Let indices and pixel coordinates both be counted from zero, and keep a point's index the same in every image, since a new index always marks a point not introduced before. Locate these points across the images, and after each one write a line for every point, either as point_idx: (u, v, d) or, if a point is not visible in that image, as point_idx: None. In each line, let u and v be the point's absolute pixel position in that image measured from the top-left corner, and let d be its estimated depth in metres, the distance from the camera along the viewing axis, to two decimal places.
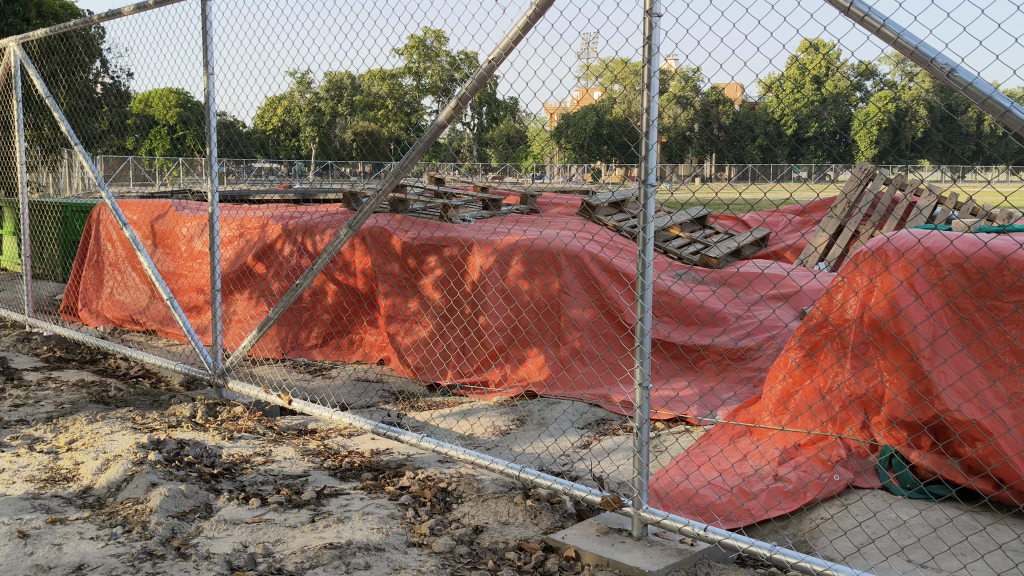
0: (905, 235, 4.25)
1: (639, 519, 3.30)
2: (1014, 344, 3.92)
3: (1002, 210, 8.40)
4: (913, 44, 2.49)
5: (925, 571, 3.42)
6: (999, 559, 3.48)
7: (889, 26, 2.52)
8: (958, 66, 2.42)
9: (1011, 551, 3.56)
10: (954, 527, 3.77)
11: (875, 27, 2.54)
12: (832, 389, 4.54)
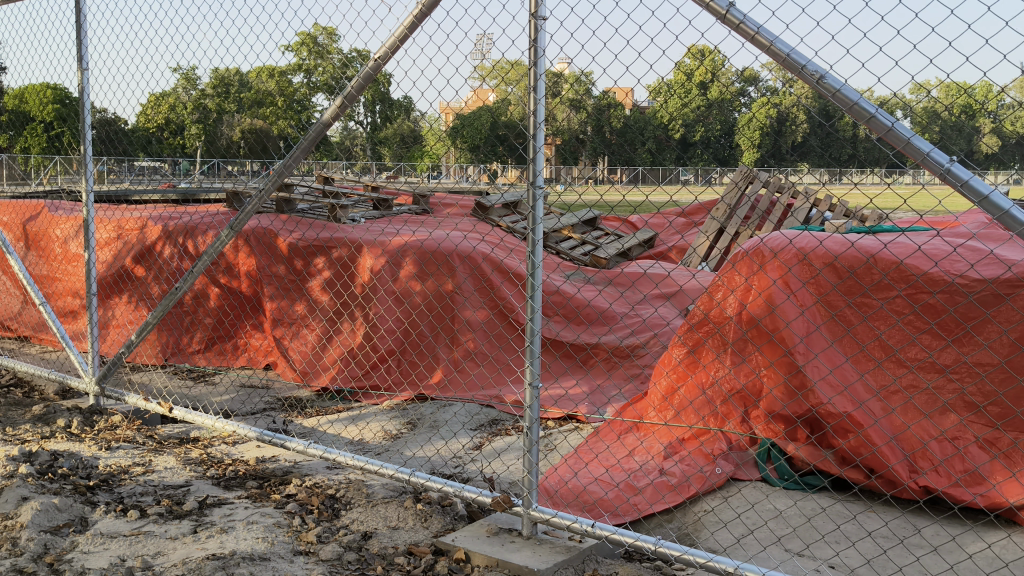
0: (778, 236, 4.41)
1: (529, 519, 3.32)
2: (880, 340, 4.13)
3: (871, 211, 8.84)
4: (785, 52, 2.56)
5: (801, 559, 3.56)
6: (868, 545, 3.66)
7: (763, 34, 2.59)
8: (828, 72, 2.48)
9: (879, 537, 3.75)
10: (827, 517, 3.95)
11: (750, 34, 2.62)
12: (712, 384, 4.67)
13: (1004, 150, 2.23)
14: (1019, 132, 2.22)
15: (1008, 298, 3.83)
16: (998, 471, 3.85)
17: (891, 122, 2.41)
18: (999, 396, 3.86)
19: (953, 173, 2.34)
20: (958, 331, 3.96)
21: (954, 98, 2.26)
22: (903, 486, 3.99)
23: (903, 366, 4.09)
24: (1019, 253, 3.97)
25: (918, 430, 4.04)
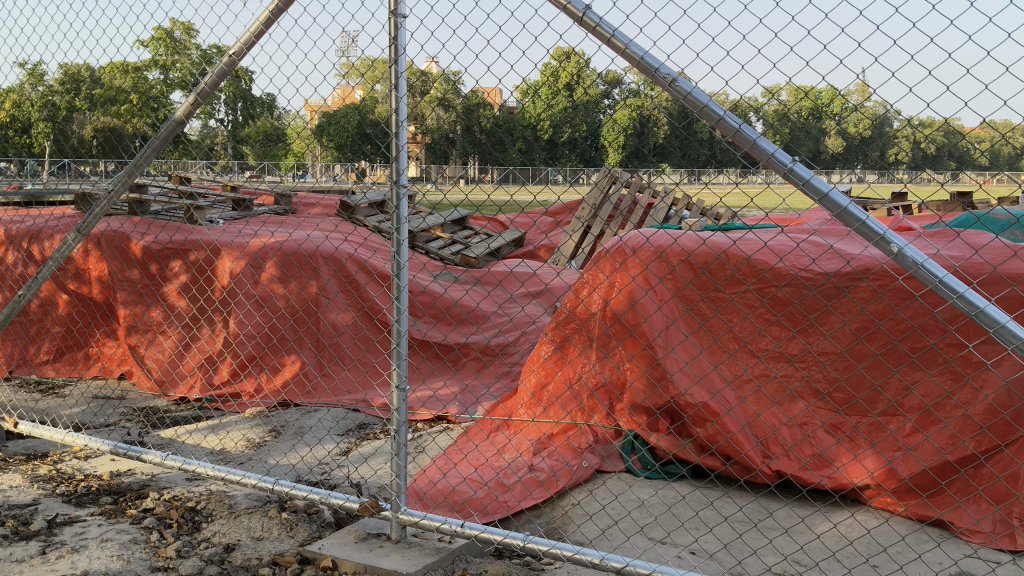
0: (637, 234, 4.52)
1: (398, 522, 3.29)
2: (731, 333, 4.31)
3: (727, 210, 9.21)
4: (640, 54, 2.57)
5: (663, 546, 3.68)
6: (724, 529, 3.82)
7: (617, 36, 2.63)
8: (678, 75, 2.48)
9: (735, 521, 3.92)
10: (686, 504, 4.09)
11: (606, 36, 2.66)
12: (578, 379, 4.78)
13: (848, 150, 2.37)
14: (862, 133, 2.34)
15: (847, 291, 4.04)
16: (841, 454, 4.10)
17: (739, 124, 2.43)
18: (840, 383, 4.10)
19: (795, 172, 2.39)
20: (802, 322, 4.17)
21: (803, 101, 2.39)
22: (756, 472, 4.19)
23: (753, 356, 4.28)
24: (856, 247, 4.16)
25: (769, 418, 4.25)
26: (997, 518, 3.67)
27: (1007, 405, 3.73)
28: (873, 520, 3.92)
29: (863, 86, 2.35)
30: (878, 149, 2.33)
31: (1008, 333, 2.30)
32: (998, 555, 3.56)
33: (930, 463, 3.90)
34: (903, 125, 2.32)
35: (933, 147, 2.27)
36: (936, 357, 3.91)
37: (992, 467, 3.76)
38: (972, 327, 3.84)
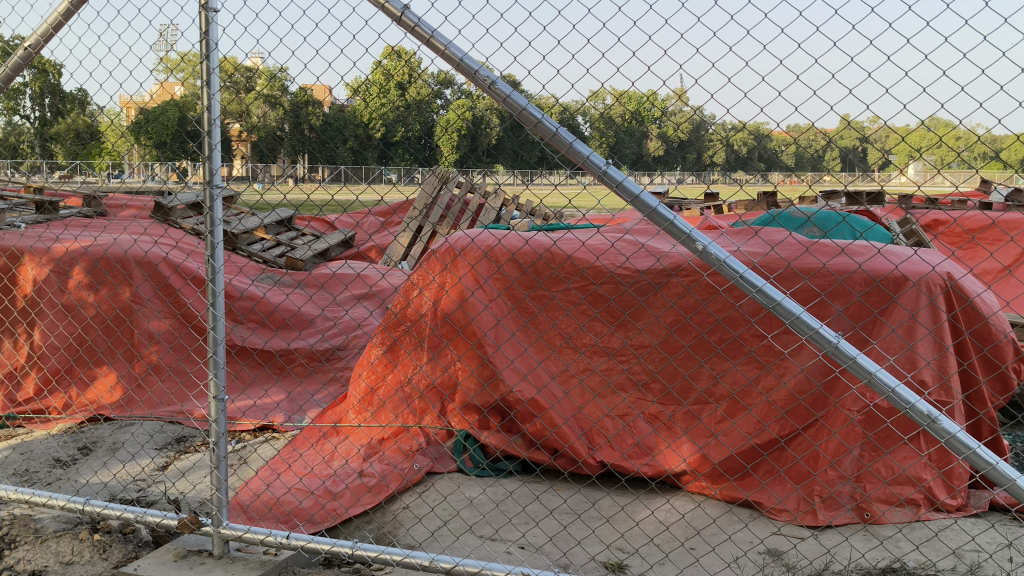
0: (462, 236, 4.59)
1: (220, 537, 3.19)
2: (552, 331, 4.44)
3: (556, 210, 9.43)
4: (459, 56, 2.57)
5: (490, 543, 3.73)
6: (550, 522, 3.92)
7: (436, 36, 2.65)
8: (497, 77, 2.50)
9: (560, 514, 4.03)
10: (514, 500, 4.17)
11: (425, 37, 2.66)
12: (408, 382, 4.76)
13: (668, 151, 2.50)
14: (679, 137, 2.47)
15: (659, 287, 4.23)
16: (656, 443, 4.29)
17: (556, 127, 2.50)
18: (654, 375, 4.29)
19: (608, 175, 2.47)
20: (618, 319, 4.35)
21: (627, 105, 2.51)
22: (579, 464, 4.33)
23: (575, 352, 4.42)
24: (666, 244, 4.36)
25: (590, 411, 4.37)
26: (798, 496, 3.98)
27: (804, 391, 4.02)
28: (686, 505, 4.11)
29: (681, 91, 2.45)
30: (695, 152, 2.48)
31: (802, 323, 2.47)
32: (801, 530, 3.85)
33: (738, 448, 4.15)
34: (718, 129, 2.44)
35: (744, 149, 2.40)
36: (740, 348, 4.17)
37: (792, 449, 4.07)
38: (772, 319, 4.11)
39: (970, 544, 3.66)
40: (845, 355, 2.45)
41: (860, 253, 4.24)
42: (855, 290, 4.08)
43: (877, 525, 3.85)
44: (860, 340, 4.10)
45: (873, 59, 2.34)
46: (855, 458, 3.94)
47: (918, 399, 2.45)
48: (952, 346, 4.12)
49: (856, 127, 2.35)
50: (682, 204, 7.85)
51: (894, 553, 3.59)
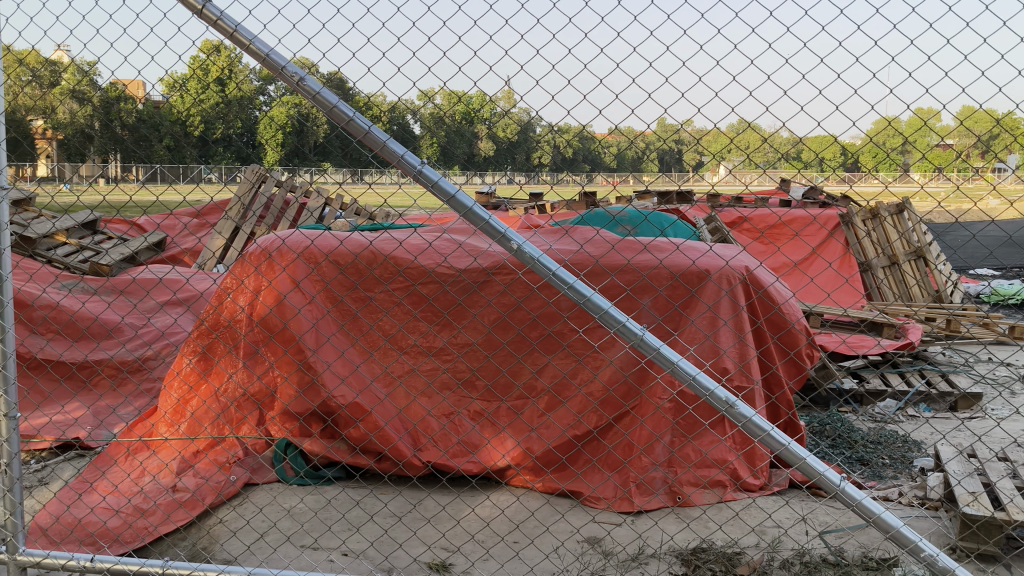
0: (279, 238, 4.53)
1: (16, 565, 2.94)
2: (370, 332, 4.42)
3: (381, 209, 9.32)
4: (264, 51, 2.46)
5: (310, 552, 3.64)
6: (370, 527, 3.88)
7: (240, 30, 2.51)
8: (305, 74, 2.42)
9: (380, 518, 4.01)
10: (332, 508, 4.11)
11: (229, 30, 2.53)
12: (222, 392, 4.57)
13: (498, 152, 2.54)
14: (509, 138, 2.51)
15: (475, 286, 4.32)
16: (476, 440, 4.35)
17: (368, 126, 2.47)
18: (473, 373, 4.36)
19: (424, 174, 2.48)
20: (436, 317, 4.38)
21: (457, 106, 2.57)
22: (400, 464, 4.32)
23: (393, 354, 4.42)
24: (483, 243, 4.46)
25: (412, 412, 4.38)
26: (612, 484, 4.16)
27: (615, 381, 4.19)
28: (506, 500, 4.19)
29: (508, 93, 2.50)
30: (524, 153, 2.56)
31: (611, 317, 2.56)
32: (615, 516, 4.02)
33: (554, 441, 4.27)
34: (544, 131, 2.51)
35: (571, 151, 2.55)
36: (554, 343, 4.29)
37: (605, 440, 4.23)
38: (583, 314, 4.26)
39: (769, 521, 3.96)
40: (649, 347, 2.57)
41: (663, 249, 4.45)
42: (658, 284, 4.28)
43: (686, 507, 4.09)
44: (663, 333, 4.27)
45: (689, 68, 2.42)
46: (664, 444, 4.13)
47: (716, 386, 2.58)
48: (748, 335, 4.41)
49: (673, 131, 2.49)
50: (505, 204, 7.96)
51: (701, 533, 3.82)
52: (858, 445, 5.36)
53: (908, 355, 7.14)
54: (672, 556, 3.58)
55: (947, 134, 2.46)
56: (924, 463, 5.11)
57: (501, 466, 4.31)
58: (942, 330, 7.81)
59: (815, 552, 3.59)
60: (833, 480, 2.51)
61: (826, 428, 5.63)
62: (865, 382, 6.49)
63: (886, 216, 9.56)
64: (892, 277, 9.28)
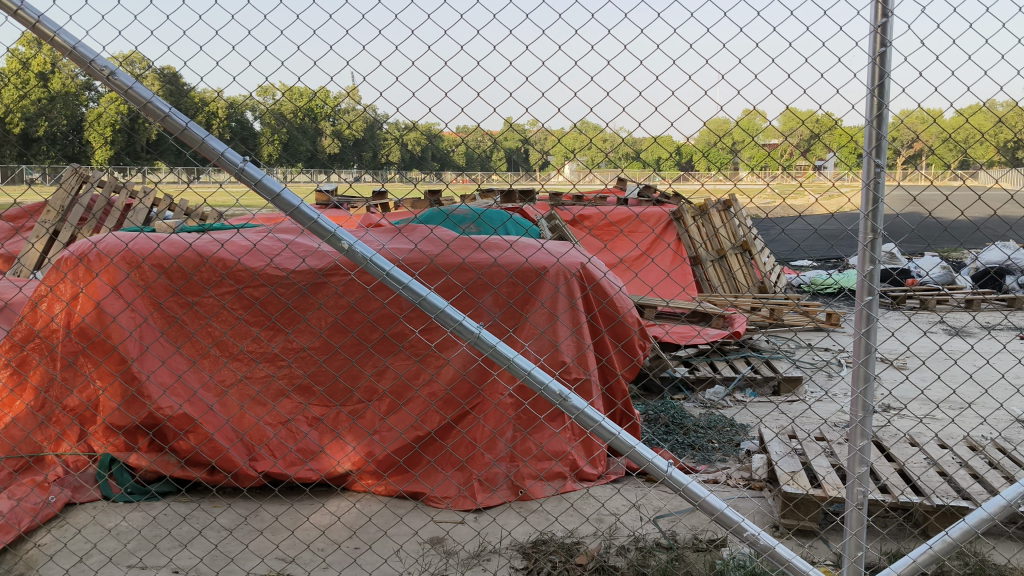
0: (92, 241, 4.28)
1: None
2: (194, 339, 4.25)
3: (215, 211, 8.99)
4: (71, 44, 2.31)
5: (136, 573, 3.47)
6: (200, 542, 3.74)
7: (45, 24, 2.31)
8: (116, 68, 2.30)
9: (210, 532, 3.87)
10: (158, 525, 3.92)
11: (31, 23, 2.32)
12: (43, 407, 4.22)
13: (344, 149, 2.56)
14: (354, 136, 2.50)
15: (304, 288, 4.22)
16: (311, 447, 4.26)
17: (185, 122, 2.37)
18: (306, 379, 4.27)
19: (246, 172, 2.40)
20: (264, 322, 4.27)
21: (298, 102, 2.54)
22: (230, 475, 4.21)
23: (219, 362, 4.26)
24: (312, 243, 4.37)
25: (242, 420, 4.25)
26: (453, 483, 4.18)
27: (451, 381, 4.21)
28: (342, 507, 4.13)
29: (354, 90, 2.50)
30: (371, 151, 2.58)
31: (447, 316, 2.56)
32: (454, 514, 4.05)
33: (391, 444, 4.25)
34: (391, 128, 2.53)
35: (419, 149, 2.58)
36: (389, 344, 4.27)
37: (443, 440, 4.25)
38: (416, 314, 4.25)
39: (604, 511, 4.11)
40: (485, 345, 2.57)
41: (496, 247, 4.49)
42: (491, 282, 4.33)
43: (525, 500, 4.19)
44: (498, 330, 4.35)
45: (531, 68, 2.48)
46: (501, 441, 4.20)
47: (550, 379, 2.64)
48: (578, 329, 4.53)
49: (517, 130, 2.54)
50: (344, 202, 7.85)
51: (539, 526, 3.93)
52: (689, 430, 5.61)
53: (734, 343, 7.54)
54: (512, 550, 3.66)
55: (773, 135, 2.63)
56: (750, 445, 5.41)
57: (339, 472, 4.24)
58: (766, 319, 8.41)
59: (648, 537, 3.78)
60: (661, 466, 2.58)
61: (659, 416, 5.86)
62: (695, 370, 6.82)
63: (715, 211, 10.37)
64: (721, 270, 10.02)
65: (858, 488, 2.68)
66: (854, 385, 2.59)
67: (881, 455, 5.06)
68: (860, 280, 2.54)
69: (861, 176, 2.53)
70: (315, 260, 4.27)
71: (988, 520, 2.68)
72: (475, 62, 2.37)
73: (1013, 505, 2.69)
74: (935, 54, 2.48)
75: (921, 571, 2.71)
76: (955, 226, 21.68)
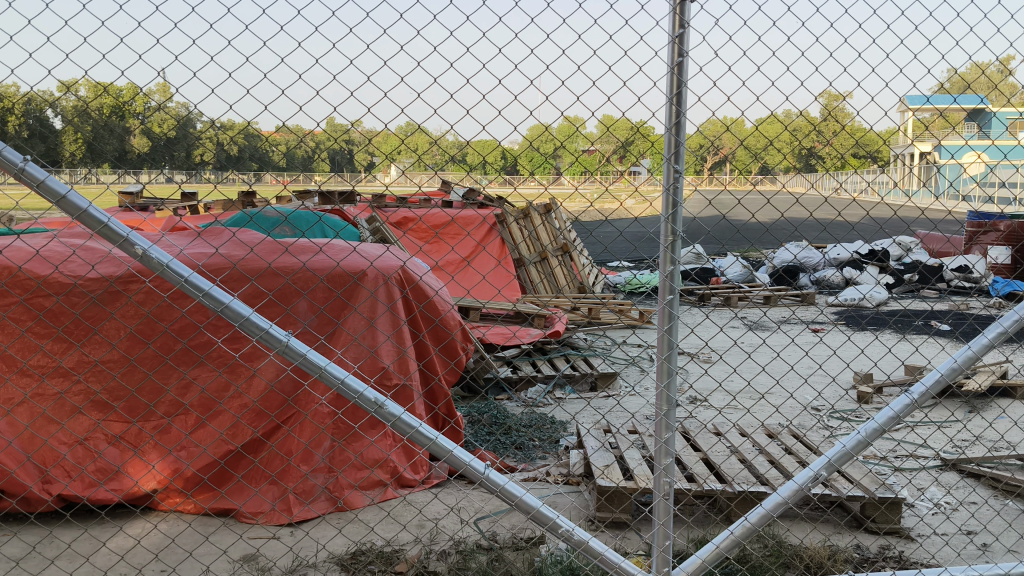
0: None
1: None
2: None
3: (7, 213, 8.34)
4: None
5: None
6: None
7: None
8: None
9: None
10: None
11: None
12: None
13: (154, 149, 2.45)
14: (166, 134, 2.43)
15: (93, 297, 3.95)
16: (108, 467, 4.00)
17: None
18: (100, 395, 3.99)
19: (28, 173, 2.26)
20: (51, 334, 3.98)
21: (102, 99, 2.42)
22: (18, 500, 3.93)
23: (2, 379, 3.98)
24: (105, 249, 4.12)
25: (29, 441, 3.96)
26: (263, 498, 4.02)
27: (258, 392, 4.05)
28: (142, 530, 3.90)
29: (163, 87, 2.38)
30: (184, 150, 2.46)
31: (252, 325, 2.46)
32: (265, 530, 3.90)
33: (197, 461, 4.05)
34: (205, 127, 2.43)
35: (235, 149, 2.49)
36: (190, 355, 4.04)
37: (252, 454, 4.08)
38: (219, 323, 4.06)
39: (424, 517, 4.10)
40: (295, 353, 2.50)
41: (305, 251, 4.38)
42: (299, 288, 4.20)
43: (343, 511, 4.12)
44: (309, 337, 4.23)
45: (343, 70, 2.38)
46: (313, 453, 4.07)
47: (363, 388, 2.57)
48: (393, 334, 4.48)
49: (341, 131, 2.49)
50: (154, 204, 7.49)
51: (354, 537, 3.86)
52: (510, 429, 5.71)
53: (554, 342, 7.75)
54: (329, 563, 3.59)
55: (591, 140, 2.71)
56: (568, 441, 5.57)
57: (139, 493, 4.00)
58: (586, 317, 8.79)
59: (468, 540, 3.82)
60: (478, 469, 2.60)
61: (481, 416, 5.93)
62: (517, 369, 6.94)
63: (537, 214, 10.64)
64: (543, 271, 10.27)
65: (665, 479, 2.80)
66: (659, 380, 2.71)
67: (689, 445, 5.33)
68: (662, 280, 2.66)
69: (663, 180, 2.65)
70: (106, 267, 4.03)
71: (783, 504, 2.85)
72: (285, 61, 2.30)
73: (804, 488, 2.87)
74: (729, 65, 2.62)
75: (724, 555, 2.86)
76: (751, 229, 23.20)
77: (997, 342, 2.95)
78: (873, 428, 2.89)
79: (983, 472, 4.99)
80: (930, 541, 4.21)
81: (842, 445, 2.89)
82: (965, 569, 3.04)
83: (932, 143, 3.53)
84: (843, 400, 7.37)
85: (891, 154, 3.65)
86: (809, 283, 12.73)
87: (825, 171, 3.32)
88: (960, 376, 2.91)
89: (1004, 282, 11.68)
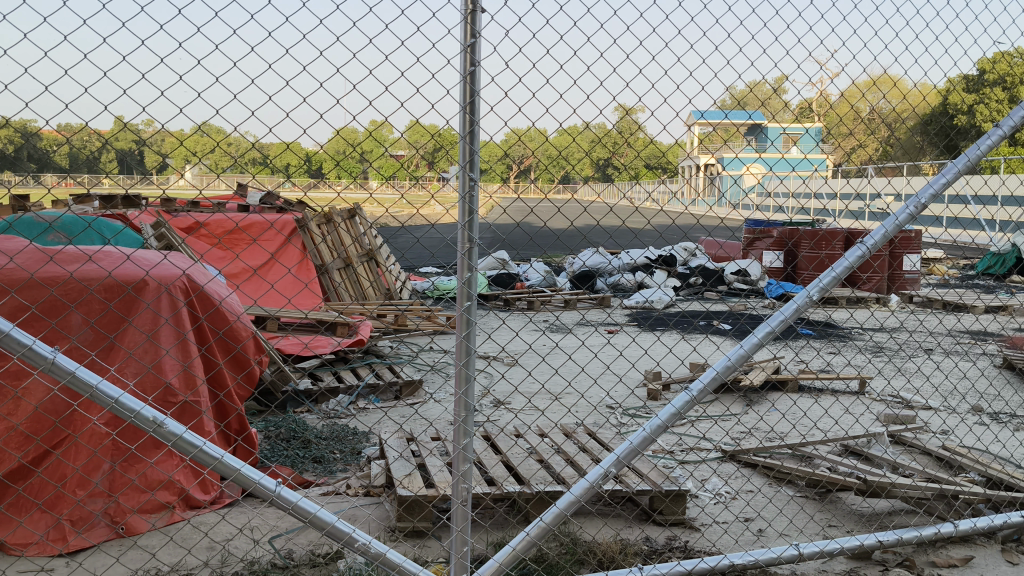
0: None
1: None
2: None
3: None
4: None
5: None
6: None
7: None
8: None
9: None
10: None
11: None
12: None
13: None
14: None
15: None
16: None
17: None
18: None
19: None
20: None
21: None
22: None
23: None
24: None
25: None
26: (30, 529, 3.69)
27: (20, 414, 3.72)
28: None
29: None
30: None
31: (12, 340, 2.28)
32: (33, 563, 3.57)
33: None
34: None
35: (12, 146, 2.27)
36: None
37: (16, 482, 3.74)
38: None
39: (213, 538, 3.89)
40: (61, 371, 2.32)
41: (74, 260, 4.07)
42: (67, 300, 3.90)
43: (123, 538, 3.85)
44: (79, 353, 3.92)
45: (125, 64, 2.24)
46: (86, 478, 3.77)
47: (142, 406, 2.43)
48: (175, 347, 4.21)
49: (130, 130, 2.34)
50: None
51: (134, 566, 3.60)
52: (310, 442, 5.56)
53: (357, 351, 7.64)
54: None
55: (397, 148, 2.68)
56: (369, 452, 5.48)
57: None
58: (391, 325, 8.74)
59: (262, 559, 3.67)
60: (268, 486, 2.50)
61: (280, 430, 5.74)
62: (319, 381, 6.78)
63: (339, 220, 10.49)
64: (345, 278, 10.10)
65: (463, 486, 2.81)
66: (456, 386, 2.70)
67: (491, 449, 5.39)
68: (460, 286, 2.66)
69: (459, 188, 2.65)
70: None
71: (575, 502, 2.92)
72: (60, 56, 2.14)
73: (595, 486, 2.96)
74: (526, 78, 2.66)
75: (520, 557, 2.90)
76: (546, 236, 23.89)
77: (765, 340, 3.15)
78: (658, 425, 3.02)
79: (757, 461, 5.35)
80: (710, 529, 4.47)
81: (629, 442, 3.00)
82: (741, 555, 3.22)
83: (717, 154, 3.76)
84: (636, 399, 7.69)
85: (683, 164, 3.85)
86: (609, 288, 13.15)
87: (622, 180, 3.47)
88: (733, 373, 3.09)
89: (775, 285, 12.61)
